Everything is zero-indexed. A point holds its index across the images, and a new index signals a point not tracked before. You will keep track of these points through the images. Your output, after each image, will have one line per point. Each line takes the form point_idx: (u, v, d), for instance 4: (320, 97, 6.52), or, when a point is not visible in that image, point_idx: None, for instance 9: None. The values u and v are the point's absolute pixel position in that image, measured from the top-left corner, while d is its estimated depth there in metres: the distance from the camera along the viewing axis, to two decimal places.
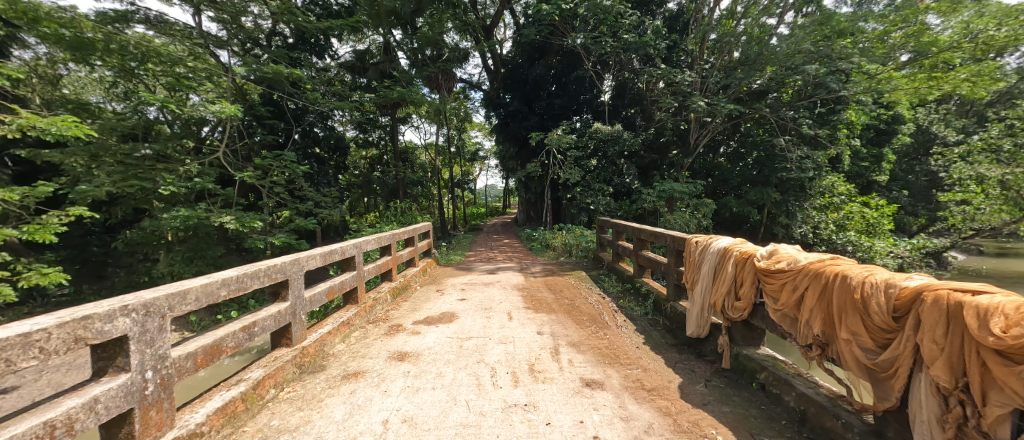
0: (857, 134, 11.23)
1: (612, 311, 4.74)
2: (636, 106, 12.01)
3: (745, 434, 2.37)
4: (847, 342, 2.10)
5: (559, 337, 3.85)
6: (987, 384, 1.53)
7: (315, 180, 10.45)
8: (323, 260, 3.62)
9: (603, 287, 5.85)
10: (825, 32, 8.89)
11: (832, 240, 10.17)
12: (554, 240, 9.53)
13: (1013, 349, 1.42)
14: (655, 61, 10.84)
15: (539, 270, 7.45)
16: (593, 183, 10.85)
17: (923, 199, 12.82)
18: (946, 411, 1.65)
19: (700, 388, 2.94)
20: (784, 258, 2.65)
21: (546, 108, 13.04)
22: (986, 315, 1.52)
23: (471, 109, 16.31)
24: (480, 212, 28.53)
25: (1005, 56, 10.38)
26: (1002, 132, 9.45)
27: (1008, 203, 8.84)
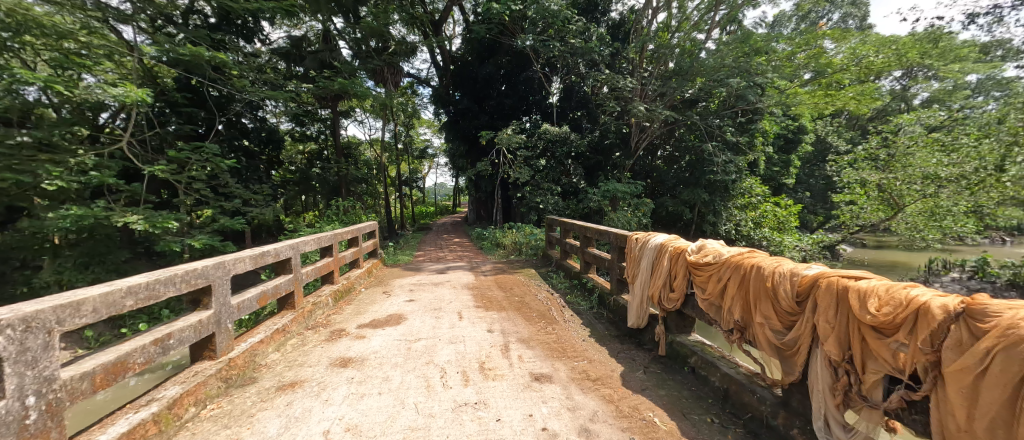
0: (771, 142, 12.53)
1: (560, 307, 4.88)
2: (582, 109, 12.48)
3: (679, 415, 2.57)
4: (761, 326, 2.35)
5: (509, 334, 3.89)
6: (865, 355, 1.78)
7: (244, 176, 9.54)
8: (253, 263, 3.35)
9: (551, 284, 6.01)
10: (745, 50, 9.50)
11: (751, 236, 11.50)
12: (504, 239, 9.60)
13: (884, 324, 1.67)
14: (599, 67, 11.30)
15: (488, 268, 7.48)
16: (542, 183, 11.08)
17: (820, 199, 14.69)
18: (836, 380, 1.92)
19: (639, 375, 3.14)
20: (710, 252, 2.89)
21: (496, 107, 13.06)
22: (864, 297, 1.77)
23: (419, 106, 15.94)
24: (429, 212, 28.02)
25: (880, 78, 12.22)
26: (879, 143, 10.91)
27: (883, 203, 10.46)
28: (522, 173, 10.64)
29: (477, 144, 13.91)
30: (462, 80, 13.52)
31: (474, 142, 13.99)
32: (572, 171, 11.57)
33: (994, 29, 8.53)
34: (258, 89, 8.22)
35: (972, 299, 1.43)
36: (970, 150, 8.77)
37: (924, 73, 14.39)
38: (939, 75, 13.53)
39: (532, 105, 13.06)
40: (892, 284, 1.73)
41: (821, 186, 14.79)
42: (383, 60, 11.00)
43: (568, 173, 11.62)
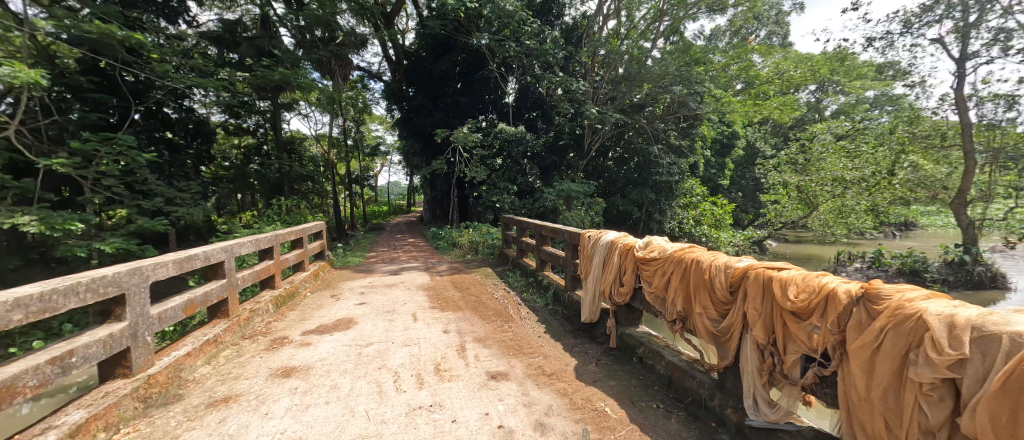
0: (709, 145, 13.48)
1: (516, 305, 4.93)
2: (538, 110, 12.62)
3: (628, 403, 2.70)
4: (700, 315, 2.53)
5: (465, 334, 3.87)
6: (785, 338, 1.98)
7: (167, 172, 8.48)
8: (177, 269, 3.06)
9: (507, 283, 6.06)
10: (686, 59, 10.16)
11: (692, 233, 12.36)
12: (459, 239, 9.53)
13: (801, 309, 1.87)
14: (553, 69, 11.53)
15: (444, 268, 7.39)
16: (499, 182, 11.11)
17: (751, 199, 16.03)
18: (762, 362, 2.11)
19: (592, 367, 3.26)
20: (655, 247, 3.07)
21: (452, 104, 12.92)
22: (785, 285, 1.97)
23: (369, 100, 15.36)
24: (382, 211, 27.11)
25: (798, 89, 13.62)
26: (798, 149, 12.14)
27: (800, 202, 11.68)
28: (478, 172, 10.56)
29: (432, 142, 13.67)
30: (415, 76, 13.18)
31: (428, 139, 13.72)
32: (528, 170, 11.69)
33: (887, 52, 9.84)
34: (184, 76, 7.45)
35: (870, 284, 1.65)
36: (871, 156, 10.07)
37: (834, 87, 16.20)
38: (846, 90, 15.33)
39: (489, 104, 12.99)
40: (807, 273, 1.94)
41: (751, 186, 16.14)
42: (330, 51, 10.51)
43: (523, 172, 11.73)
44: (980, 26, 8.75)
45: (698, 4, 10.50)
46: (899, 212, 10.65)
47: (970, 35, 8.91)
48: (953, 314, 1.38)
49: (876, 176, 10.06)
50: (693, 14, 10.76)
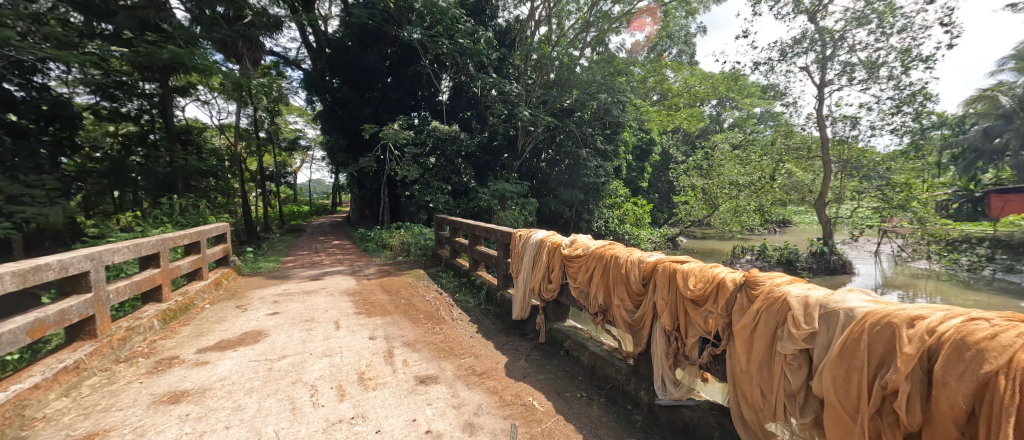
0: (631, 151, 14.52)
1: (448, 306, 4.88)
2: (472, 109, 12.59)
3: (554, 395, 2.82)
4: (618, 306, 2.72)
5: (393, 339, 3.74)
6: (686, 323, 2.22)
7: (9, 164, 6.51)
8: (20, 283, 2.54)
9: (439, 284, 5.98)
10: (609, 70, 10.96)
11: (616, 231, 13.18)
12: (390, 240, 9.16)
13: (698, 297, 2.10)
14: (487, 70, 11.59)
15: (372, 271, 7.05)
16: (432, 181, 10.79)
17: (665, 200, 17.59)
18: (669, 346, 2.34)
19: (522, 363, 3.35)
20: (580, 245, 3.23)
21: (379, 98, 12.45)
22: (686, 277, 2.20)
23: (287, 89, 14.18)
24: (302, 211, 25.11)
25: (702, 102, 15.29)
26: (702, 156, 13.63)
27: (704, 203, 13.03)
28: (411, 171, 10.18)
29: (358, 137, 13.02)
30: (339, 67, 12.35)
31: (356, 134, 13.05)
32: (463, 170, 11.55)
33: (769, 75, 11.46)
34: (37, 46, 6.03)
35: (750, 273, 1.91)
36: (758, 163, 11.65)
37: (731, 103, 18.46)
38: (739, 106, 17.61)
39: (421, 101, 12.82)
40: (704, 265, 2.18)
41: (666, 189, 17.63)
42: (236, 32, 9.39)
43: (458, 171, 11.49)
44: (833, 59, 10.54)
45: (621, 19, 11.35)
46: (780, 213, 12.39)
47: (826, 67, 10.69)
48: (808, 295, 1.66)
49: (760, 180, 11.60)
50: (616, 28, 11.55)
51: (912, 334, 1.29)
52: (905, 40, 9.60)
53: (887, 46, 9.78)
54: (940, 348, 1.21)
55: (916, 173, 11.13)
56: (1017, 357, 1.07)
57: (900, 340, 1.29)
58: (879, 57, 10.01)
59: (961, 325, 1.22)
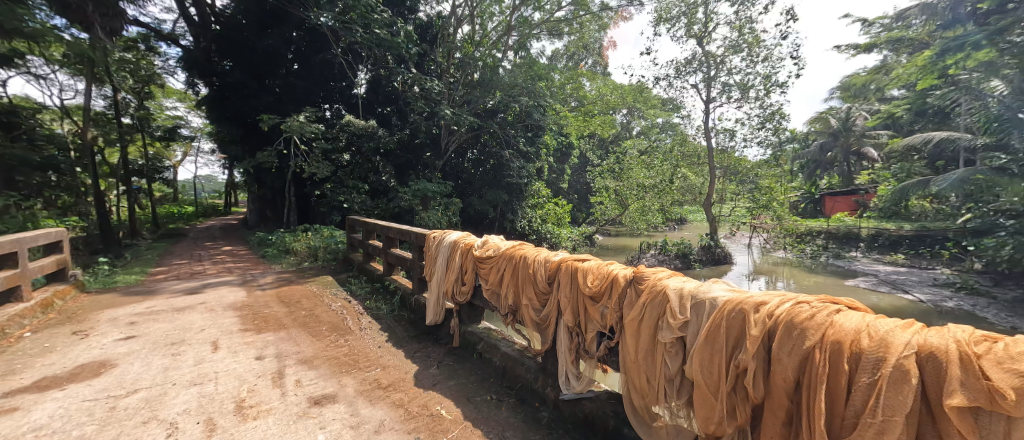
0: (552, 153, 15.10)
1: (356, 315, 4.64)
2: (391, 105, 12.05)
3: (464, 401, 2.85)
4: (526, 306, 2.81)
5: (284, 358, 3.42)
6: (587, 318, 2.37)
7: None
8: None
9: (349, 291, 5.63)
10: (530, 73, 11.54)
11: (539, 230, 13.50)
12: (294, 245, 8.40)
13: (596, 293, 2.27)
14: (407, 65, 11.17)
15: (268, 281, 6.38)
16: (346, 180, 10.23)
17: (583, 201, 18.58)
18: (571, 342, 2.47)
19: (432, 371, 3.32)
20: (491, 246, 3.28)
21: (284, 85, 11.29)
22: (586, 274, 2.35)
23: (160, 68, 12.23)
24: (185, 214, 21.78)
25: (612, 109, 16.47)
26: (615, 159, 14.68)
27: (616, 203, 13.85)
28: (326, 169, 9.81)
29: (258, 128, 11.78)
30: (230, 47, 10.93)
31: (252, 125, 11.78)
32: (382, 168, 11.03)
33: (668, 89, 12.81)
34: None
35: (638, 269, 2.10)
36: (660, 167, 13.14)
37: (638, 112, 20.28)
38: (645, 115, 19.43)
39: (336, 92, 11.96)
40: (601, 264, 2.36)
41: (584, 190, 18.64)
42: None
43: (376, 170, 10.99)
44: (717, 80, 12.06)
45: (541, 26, 11.79)
46: (677, 212, 14.06)
47: (709, 86, 12.20)
48: (682, 287, 1.87)
49: (662, 183, 13.07)
50: (536, 34, 11.94)
51: (757, 318, 1.53)
52: (766, 67, 11.42)
53: (755, 71, 11.54)
54: (777, 329, 1.47)
55: (776, 178, 13.36)
56: (827, 333, 1.36)
57: (749, 324, 1.52)
58: (748, 81, 11.73)
59: (789, 308, 1.50)
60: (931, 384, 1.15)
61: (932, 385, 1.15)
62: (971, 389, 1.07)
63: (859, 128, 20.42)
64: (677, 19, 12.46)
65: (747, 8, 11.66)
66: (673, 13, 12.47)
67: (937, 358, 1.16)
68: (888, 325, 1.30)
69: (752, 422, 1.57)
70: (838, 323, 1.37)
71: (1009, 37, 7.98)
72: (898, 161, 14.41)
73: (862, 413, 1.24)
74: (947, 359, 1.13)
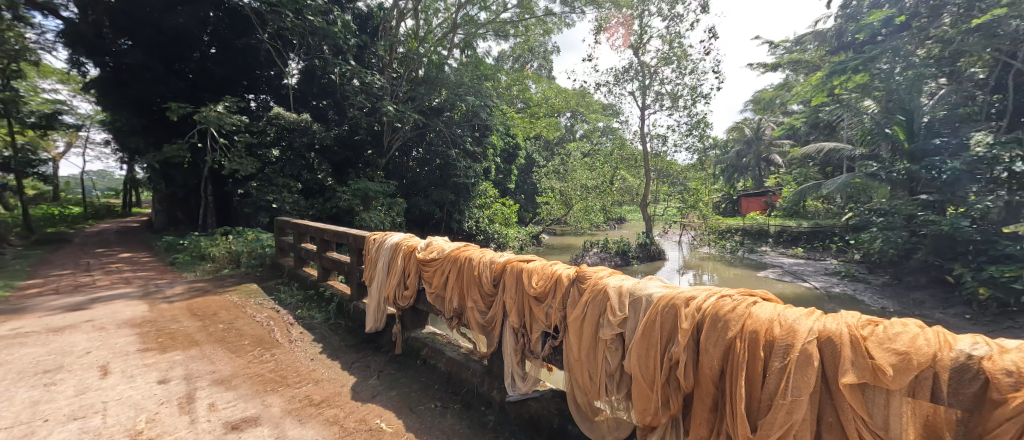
0: (499, 154, 15.12)
1: (285, 327, 4.30)
2: (327, 98, 11.31)
3: (406, 411, 2.76)
4: (472, 309, 2.79)
5: (195, 380, 3.07)
6: (532, 318, 2.39)
7: None
8: None
9: (277, 300, 5.19)
10: (476, 72, 11.45)
11: (486, 231, 13.38)
12: (211, 250, 7.59)
13: (541, 293, 2.30)
14: (346, 56, 10.59)
15: (178, 292, 5.69)
16: (275, 178, 9.31)
17: (530, 201, 18.84)
18: (517, 343, 2.49)
19: (372, 382, 3.17)
20: (435, 248, 3.20)
21: (198, 71, 10.27)
22: (531, 274, 2.37)
23: (36, 44, 10.42)
24: (72, 216, 18.70)
25: (558, 112, 16.88)
26: (558, 161, 15.09)
27: (561, 203, 14.47)
28: (250, 165, 9.01)
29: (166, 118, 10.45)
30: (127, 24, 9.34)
31: (158, 114, 10.47)
32: (317, 165, 10.37)
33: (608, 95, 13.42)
34: None
35: (580, 268, 2.16)
36: (601, 169, 13.73)
37: (581, 116, 21.07)
38: (587, 120, 20.22)
39: (262, 81, 11.03)
40: (545, 264, 2.39)
41: (530, 190, 18.91)
42: None
43: (310, 168, 10.31)
44: (652, 88, 12.85)
45: (487, 25, 11.76)
46: (616, 212, 14.79)
47: (644, 94, 12.95)
48: (621, 284, 1.95)
49: (603, 184, 13.60)
50: (482, 33, 11.87)
51: (687, 312, 1.64)
52: (692, 79, 12.42)
53: (683, 83, 12.49)
54: (705, 321, 1.58)
55: (702, 181, 14.58)
56: (746, 324, 1.48)
57: (680, 318, 1.63)
58: (677, 91, 12.64)
59: (715, 301, 1.61)
60: (829, 365, 1.30)
61: (829, 366, 1.31)
62: (859, 368, 1.23)
63: (767, 137, 23.02)
64: (616, 28, 13.06)
65: (676, 23, 12.53)
66: (613, 23, 13.04)
67: (833, 341, 1.31)
68: (795, 314, 1.45)
69: (684, 410, 1.68)
70: (755, 314, 1.50)
71: (879, 65, 9.67)
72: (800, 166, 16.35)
73: (774, 394, 1.38)
74: (841, 342, 1.29)
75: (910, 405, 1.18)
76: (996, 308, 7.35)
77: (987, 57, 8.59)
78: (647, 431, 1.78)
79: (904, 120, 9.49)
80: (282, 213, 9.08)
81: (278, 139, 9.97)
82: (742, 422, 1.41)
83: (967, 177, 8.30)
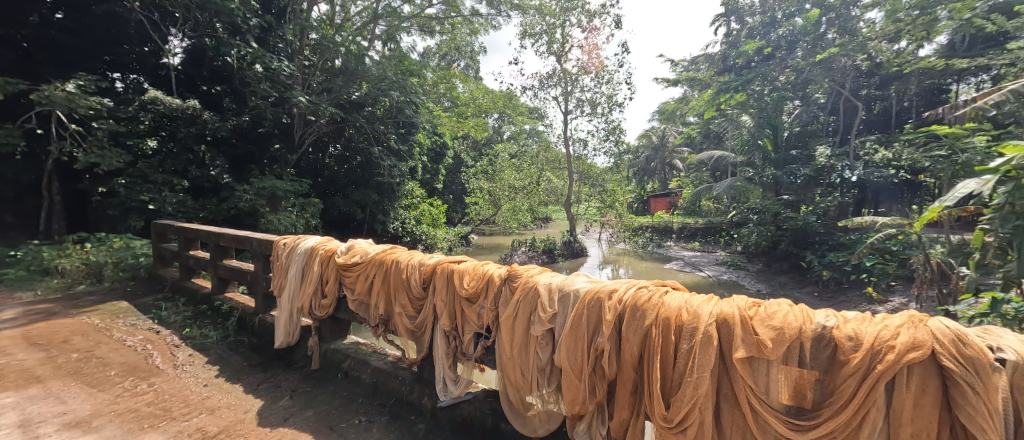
0: (426, 153, 14.72)
1: (169, 350, 3.70)
2: (221, 83, 9.70)
3: (324, 431, 2.53)
4: (400, 314, 2.65)
5: (39, 425, 2.48)
6: (464, 320, 2.34)
7: None
8: None
9: (156, 320, 4.42)
10: (401, 67, 10.95)
11: (414, 232, 13.00)
12: (60, 262, 6.18)
13: (471, 295, 2.26)
14: (245, 37, 9.22)
15: (13, 317, 4.57)
16: (153, 175, 7.63)
17: (459, 201, 18.68)
18: (448, 345, 2.42)
19: (282, 403, 2.86)
20: (358, 252, 2.99)
21: (36, 39, 7.65)
22: (462, 276, 2.32)
23: None
24: None
25: (486, 113, 16.95)
26: (487, 162, 15.16)
27: (488, 202, 14.05)
28: (117, 158, 7.16)
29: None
30: None
31: None
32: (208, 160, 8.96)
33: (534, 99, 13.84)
34: None
35: (511, 267, 2.16)
36: (528, 171, 14.15)
37: (508, 118, 21.47)
38: (514, 122, 20.68)
39: (132, 57, 8.74)
40: (476, 264, 2.36)
41: (459, 190, 18.73)
42: None
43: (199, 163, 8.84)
44: (575, 93, 13.48)
45: (411, 19, 11.38)
46: (543, 212, 15.33)
47: (567, 100, 13.60)
48: (550, 281, 1.99)
49: (530, 184, 14.02)
50: (406, 27, 11.46)
51: (609, 304, 1.73)
52: (609, 89, 13.40)
53: (601, 91, 13.37)
54: (626, 312, 1.67)
55: (618, 183, 15.77)
56: (659, 311, 1.60)
57: (604, 310, 1.72)
58: (596, 98, 13.48)
59: (634, 292, 1.72)
60: (726, 343, 1.46)
61: (726, 344, 1.46)
62: (748, 343, 1.39)
63: (671, 144, 25.62)
64: (540, 35, 13.54)
65: (595, 35, 13.37)
66: (538, 30, 13.50)
67: (729, 322, 1.47)
68: (700, 300, 1.60)
69: (608, 395, 1.77)
70: (667, 302, 1.62)
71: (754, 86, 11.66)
72: (698, 170, 18.50)
73: (684, 373, 1.51)
74: (733, 322, 1.45)
75: (785, 372, 1.37)
76: (834, 284, 9.02)
77: (827, 86, 11.91)
78: (575, 420, 1.85)
79: (770, 134, 11.17)
80: (163, 216, 7.64)
81: (155, 128, 8.11)
82: (657, 401, 1.53)
83: (815, 181, 10.25)
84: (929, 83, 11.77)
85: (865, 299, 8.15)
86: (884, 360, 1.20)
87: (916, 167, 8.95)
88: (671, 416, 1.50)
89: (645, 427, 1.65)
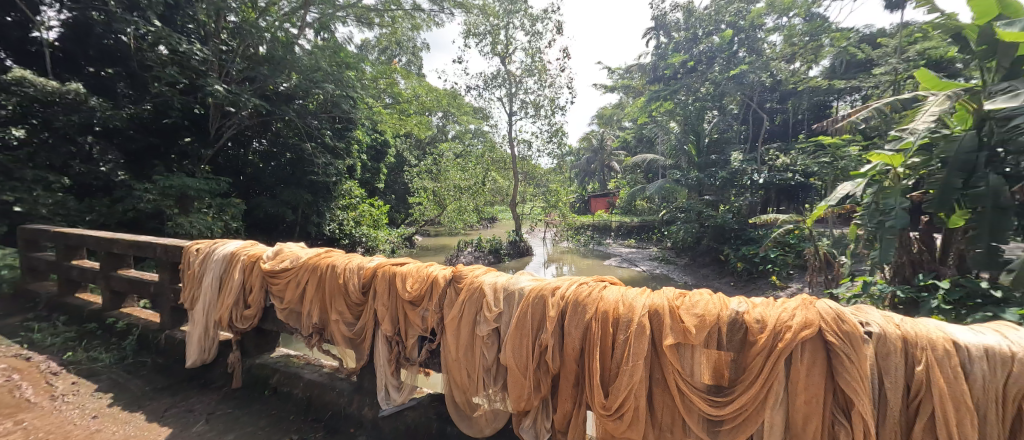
0: (365, 150, 14.06)
1: (49, 378, 3.16)
2: (114, 66, 8.22)
3: None
4: (336, 322, 2.51)
5: None
6: (408, 324, 2.28)
7: None
8: None
9: (27, 343, 3.71)
10: (336, 59, 10.31)
11: (353, 234, 12.40)
12: None
13: (415, 298, 2.20)
14: (145, 15, 7.97)
15: None
16: (21, 171, 6.36)
17: (402, 202, 18.11)
18: (390, 351, 2.34)
19: (198, 429, 2.58)
20: (287, 256, 2.78)
21: None
22: (404, 278, 2.26)
23: None
24: None
25: (429, 111, 16.60)
26: (431, 161, 14.85)
27: (433, 202, 13.88)
28: None
29: None
30: None
31: None
32: (96, 153, 7.64)
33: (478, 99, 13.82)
34: None
35: (456, 268, 2.15)
36: (473, 170, 14.08)
37: (452, 118, 21.22)
38: (459, 122, 20.50)
39: None
40: (420, 266, 2.31)
41: (401, 190, 18.14)
42: None
43: (85, 157, 7.52)
44: (518, 95, 13.66)
45: (346, 9, 10.77)
46: (489, 212, 15.35)
47: (511, 101, 13.75)
48: (495, 281, 2.01)
49: (475, 184, 13.96)
50: (341, 17, 10.82)
51: (552, 300, 1.78)
52: (552, 92, 13.78)
53: (543, 94, 13.71)
54: (567, 307, 1.74)
55: (562, 184, 16.27)
56: (598, 305, 1.69)
57: (547, 307, 1.77)
58: (539, 101, 13.79)
59: (575, 288, 1.79)
60: (656, 332, 1.57)
61: (657, 332, 1.58)
62: (675, 331, 1.51)
63: (609, 147, 26.95)
64: (484, 35, 13.54)
65: (538, 39, 13.68)
66: (481, 29, 13.48)
67: (659, 312, 1.59)
68: (633, 293, 1.71)
69: (553, 389, 1.82)
70: (605, 296, 1.71)
71: None
72: (633, 172, 19.69)
73: (620, 363, 1.60)
74: (663, 313, 1.57)
75: (706, 355, 1.51)
76: (746, 274, 10.00)
77: (737, 97, 13.32)
78: (521, 416, 1.88)
79: (694, 140, 12.26)
80: (36, 220, 6.39)
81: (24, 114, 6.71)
82: (596, 390, 1.60)
83: (730, 183, 11.38)
84: (818, 99, 13.62)
85: (770, 286, 9.22)
86: (783, 337, 1.38)
87: (808, 171, 10.30)
88: (609, 404, 1.59)
89: (586, 416, 1.73)
